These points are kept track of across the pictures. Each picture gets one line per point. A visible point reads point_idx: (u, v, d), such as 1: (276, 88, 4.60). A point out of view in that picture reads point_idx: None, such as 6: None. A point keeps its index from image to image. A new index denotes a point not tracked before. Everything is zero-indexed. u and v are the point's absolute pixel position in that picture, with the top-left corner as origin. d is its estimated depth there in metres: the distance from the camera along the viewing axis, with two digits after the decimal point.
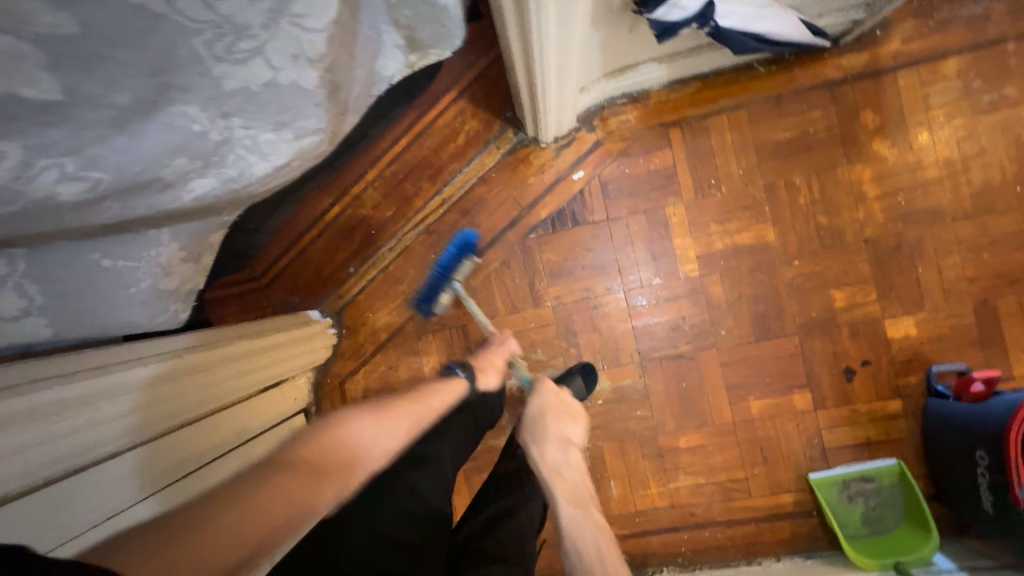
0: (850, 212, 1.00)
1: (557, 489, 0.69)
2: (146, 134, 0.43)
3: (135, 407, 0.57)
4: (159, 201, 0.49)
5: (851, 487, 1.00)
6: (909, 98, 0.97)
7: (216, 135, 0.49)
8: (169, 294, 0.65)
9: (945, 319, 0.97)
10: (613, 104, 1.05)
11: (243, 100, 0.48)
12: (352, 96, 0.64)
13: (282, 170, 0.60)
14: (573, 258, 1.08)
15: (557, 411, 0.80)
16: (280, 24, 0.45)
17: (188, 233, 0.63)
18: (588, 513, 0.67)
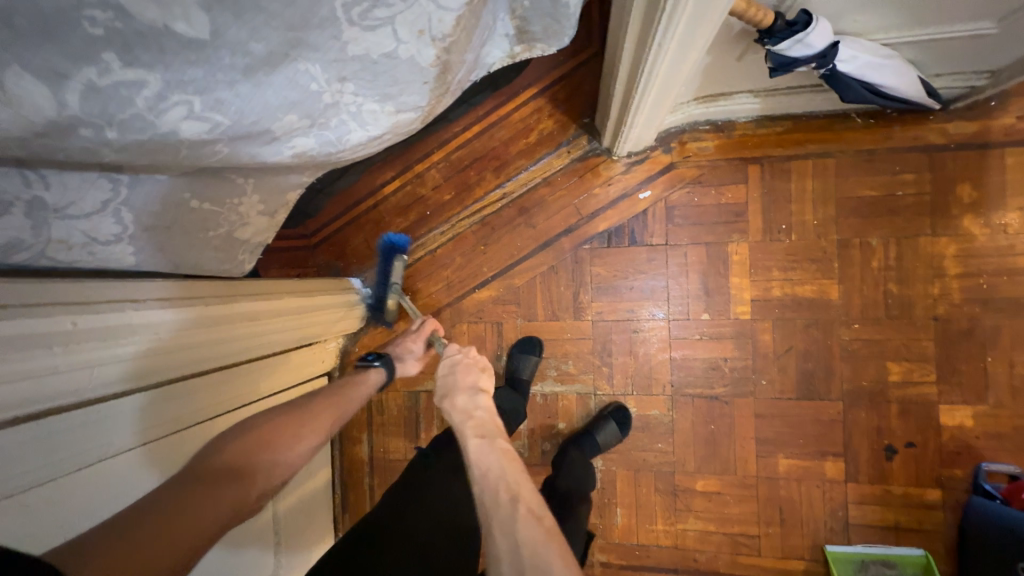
0: (924, 285, 0.94)
1: (462, 427, 0.60)
2: (269, 85, 0.46)
3: (153, 350, 0.59)
4: (260, 152, 0.52)
5: (870, 569, 0.95)
6: (1014, 178, 0.91)
7: (328, 97, 0.51)
8: (239, 244, 0.69)
9: (1007, 417, 0.91)
10: (695, 129, 1.02)
11: (360, 68, 0.50)
12: (455, 80, 0.64)
13: (374, 141, 0.62)
14: (622, 277, 1.06)
15: (470, 365, 0.69)
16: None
17: (270, 188, 0.65)
18: (491, 439, 0.59)
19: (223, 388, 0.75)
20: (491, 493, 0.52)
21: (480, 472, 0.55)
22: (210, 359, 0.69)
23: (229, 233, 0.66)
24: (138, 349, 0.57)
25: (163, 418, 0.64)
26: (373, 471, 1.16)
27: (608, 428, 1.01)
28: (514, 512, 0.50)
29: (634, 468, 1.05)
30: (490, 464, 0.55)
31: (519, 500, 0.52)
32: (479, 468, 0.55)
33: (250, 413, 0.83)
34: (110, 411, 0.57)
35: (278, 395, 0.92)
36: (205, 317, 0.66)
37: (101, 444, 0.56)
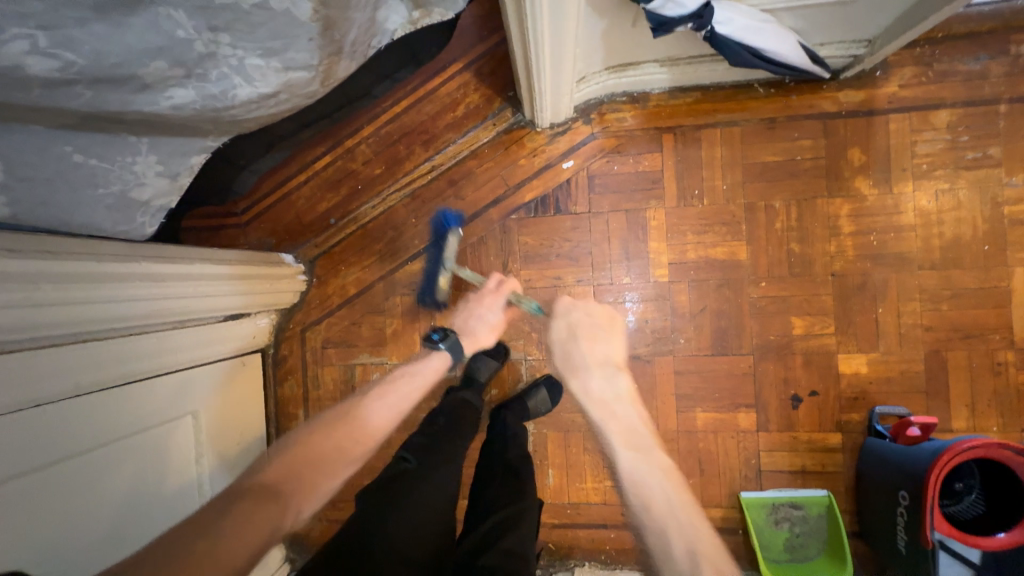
0: (822, 244, 1.01)
1: (616, 439, 0.74)
2: (129, 28, 0.46)
3: (82, 300, 0.65)
4: (133, 102, 0.52)
5: (779, 511, 1.01)
6: (897, 143, 0.99)
7: (201, 46, 0.51)
8: (139, 206, 0.66)
9: (896, 363, 0.99)
10: (613, 100, 1.06)
11: (233, 18, 0.51)
12: (348, 40, 0.63)
13: (268, 100, 0.62)
14: (550, 245, 1.09)
15: (594, 327, 0.88)
16: None
17: (169, 148, 0.63)
18: (652, 456, 0.71)
19: (155, 351, 0.79)
20: (652, 513, 0.63)
21: (634, 481, 0.67)
22: (140, 318, 0.74)
23: (122, 194, 0.63)
24: (67, 297, 0.63)
25: (90, 370, 0.68)
26: None
27: (538, 395, 1.04)
28: (675, 533, 0.61)
29: (564, 429, 1.08)
30: (648, 480, 0.67)
31: (695, 548, 0.59)
32: (636, 482, 0.67)
33: (183, 377, 0.87)
34: (15, 365, 0.59)
35: (213, 365, 0.96)
36: (133, 275, 0.72)
37: (27, 390, 0.60)
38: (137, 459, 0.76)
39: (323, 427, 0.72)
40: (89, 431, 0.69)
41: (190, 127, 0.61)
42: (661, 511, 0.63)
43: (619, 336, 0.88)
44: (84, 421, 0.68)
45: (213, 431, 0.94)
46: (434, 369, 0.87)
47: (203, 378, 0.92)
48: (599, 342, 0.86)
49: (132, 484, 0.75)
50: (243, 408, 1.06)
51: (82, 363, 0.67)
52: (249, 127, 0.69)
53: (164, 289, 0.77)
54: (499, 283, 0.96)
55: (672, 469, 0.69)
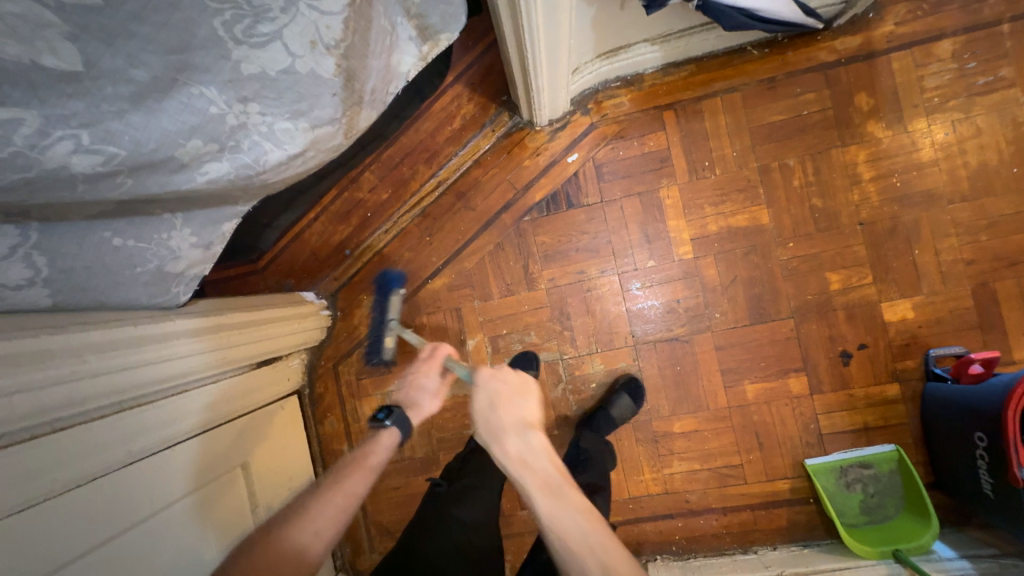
0: (844, 194, 0.99)
1: (526, 486, 0.58)
2: (163, 111, 0.46)
3: (121, 367, 0.64)
4: (171, 182, 0.51)
5: (849, 473, 0.98)
6: (903, 81, 0.97)
7: (232, 118, 0.51)
8: (173, 277, 0.67)
9: (944, 303, 0.96)
10: (607, 87, 1.06)
11: (260, 86, 0.51)
12: (368, 89, 0.64)
13: (297, 161, 0.61)
14: (567, 240, 1.08)
15: (512, 398, 0.64)
16: (298, 8, 0.50)
17: (201, 219, 0.65)
18: (566, 498, 0.57)
19: (196, 408, 0.79)
20: (577, 558, 0.54)
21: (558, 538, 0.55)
22: (178, 376, 0.74)
23: (159, 269, 0.64)
24: (108, 365, 0.62)
25: (138, 437, 0.67)
26: None
27: (620, 402, 1.01)
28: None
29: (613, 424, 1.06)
30: (570, 528, 0.55)
31: None
32: (558, 536, 0.56)
33: (225, 430, 0.86)
34: (67, 442, 0.58)
35: (253, 415, 0.95)
36: (166, 334, 0.71)
37: (82, 465, 0.59)
38: (192, 520, 0.75)
39: (290, 517, 0.66)
40: (145, 499, 0.68)
41: (224, 196, 0.62)
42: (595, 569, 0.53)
43: (536, 392, 0.66)
44: (138, 489, 0.67)
45: (261, 482, 0.93)
46: (385, 448, 0.74)
47: (244, 430, 0.91)
48: (515, 404, 0.63)
49: (188, 548, 0.73)
50: (290, 457, 1.04)
51: (130, 430, 0.66)
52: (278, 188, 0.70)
53: (198, 344, 0.77)
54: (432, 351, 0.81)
55: (594, 511, 0.57)
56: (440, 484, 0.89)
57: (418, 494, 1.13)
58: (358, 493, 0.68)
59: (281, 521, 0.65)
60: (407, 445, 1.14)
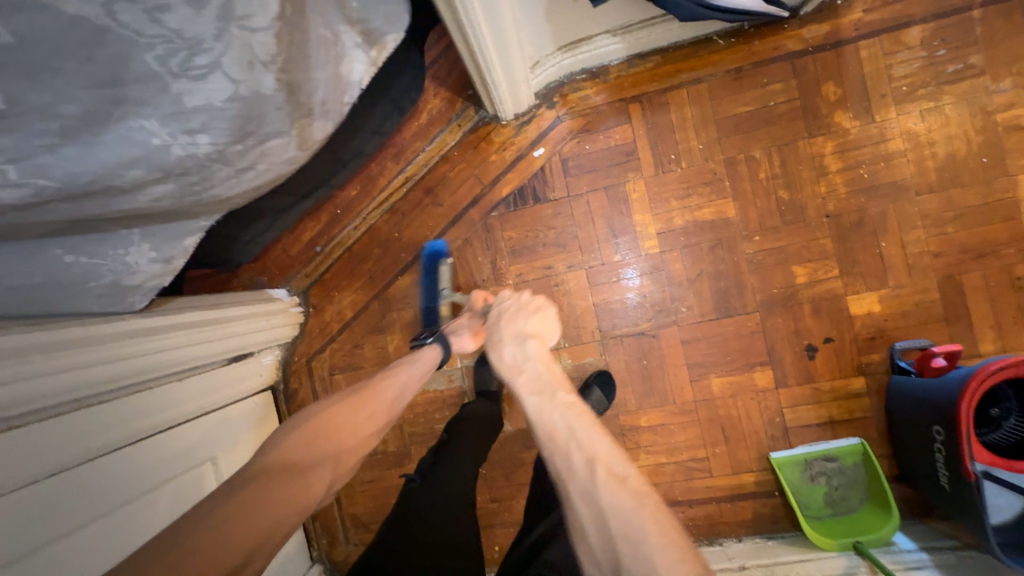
0: (810, 186, 0.98)
1: (517, 384, 0.64)
2: (101, 145, 0.44)
3: (74, 365, 0.65)
4: (113, 204, 0.50)
5: (813, 467, 0.98)
6: (871, 70, 0.95)
7: (178, 149, 0.50)
8: (129, 289, 0.66)
9: (910, 296, 0.95)
10: (573, 80, 1.05)
11: (207, 117, 0.50)
12: (317, 100, 0.64)
13: (246, 173, 0.62)
14: (534, 235, 1.08)
15: (517, 313, 0.76)
16: (230, 32, 0.46)
17: (160, 235, 0.64)
18: (553, 394, 0.60)
19: (162, 404, 0.80)
20: (562, 448, 0.53)
21: (540, 425, 0.57)
22: (139, 373, 0.75)
23: (114, 283, 0.63)
24: (60, 365, 0.63)
25: (100, 432, 0.69)
26: None
27: (593, 396, 1.01)
28: (585, 468, 0.50)
29: None
30: (556, 422, 0.56)
31: (594, 463, 0.50)
32: (543, 427, 0.56)
33: (195, 426, 0.87)
34: (18, 440, 0.59)
35: (227, 410, 0.97)
36: (124, 332, 0.72)
37: (42, 459, 0.61)
38: (159, 516, 0.76)
39: (348, 402, 0.72)
40: (107, 497, 0.69)
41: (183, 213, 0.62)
42: (577, 463, 0.51)
43: (544, 315, 0.76)
44: (104, 482, 0.69)
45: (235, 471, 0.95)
46: (428, 359, 0.83)
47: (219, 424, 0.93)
48: (519, 321, 0.74)
49: None
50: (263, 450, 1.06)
51: (88, 427, 0.68)
52: (240, 202, 0.70)
53: (159, 342, 0.78)
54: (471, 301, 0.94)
55: (577, 404, 0.59)
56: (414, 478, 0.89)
57: (391, 488, 1.14)
58: (411, 391, 0.79)
59: (347, 399, 0.72)
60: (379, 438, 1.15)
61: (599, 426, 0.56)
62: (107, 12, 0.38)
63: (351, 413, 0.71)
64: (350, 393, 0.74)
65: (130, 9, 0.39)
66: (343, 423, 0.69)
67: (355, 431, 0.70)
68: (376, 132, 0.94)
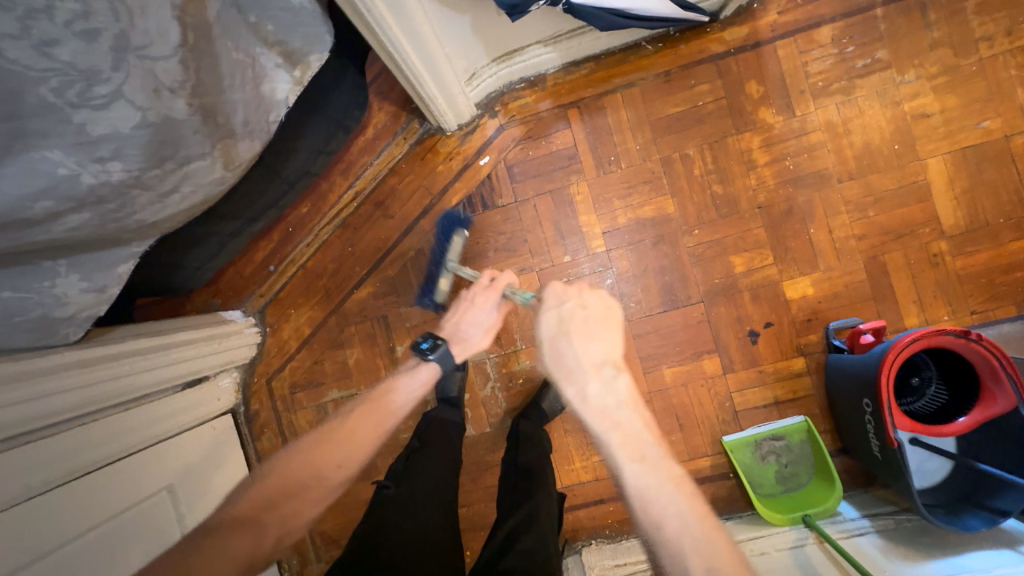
0: (741, 180, 1.03)
1: (613, 442, 0.58)
2: (4, 178, 0.45)
3: (7, 403, 0.63)
4: (28, 236, 0.50)
5: (763, 447, 1.02)
6: (789, 68, 1.01)
7: (89, 178, 0.51)
8: (62, 321, 0.65)
9: (840, 278, 1.01)
10: (512, 89, 1.08)
11: (118, 144, 0.52)
12: (238, 121, 0.65)
13: (171, 196, 0.63)
14: (485, 241, 1.10)
15: (589, 328, 0.68)
16: (129, 61, 0.49)
17: (90, 264, 0.64)
18: (657, 465, 0.56)
19: (110, 436, 0.79)
20: (678, 545, 0.51)
21: (649, 506, 0.53)
22: (79, 405, 0.74)
23: (44, 316, 0.63)
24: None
25: (43, 469, 0.68)
26: None
27: (551, 394, 1.04)
28: (704, 574, 0.49)
29: None
30: (668, 512, 0.53)
31: None
32: (649, 510, 0.53)
33: (148, 456, 0.86)
34: None
35: (185, 436, 0.96)
36: (58, 366, 0.71)
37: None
38: (118, 548, 0.75)
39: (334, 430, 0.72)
40: (60, 524, 0.68)
41: (111, 241, 0.62)
42: (695, 564, 0.49)
43: (617, 330, 0.68)
44: (54, 520, 0.67)
45: (200, 500, 0.93)
46: (423, 381, 0.81)
47: (178, 452, 0.92)
48: (591, 345, 0.67)
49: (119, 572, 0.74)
50: (227, 473, 1.05)
51: (28, 465, 0.66)
52: (174, 226, 0.70)
53: (102, 371, 0.77)
54: (494, 280, 0.90)
55: (685, 480, 0.56)
56: (387, 485, 0.89)
57: (360, 502, 1.14)
58: (404, 411, 0.76)
59: (337, 425, 0.72)
60: None
61: (709, 515, 0.54)
62: None
63: (340, 441, 0.70)
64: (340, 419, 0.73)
65: (17, 46, 0.41)
66: (329, 454, 0.69)
67: (336, 463, 0.69)
68: (320, 151, 0.94)
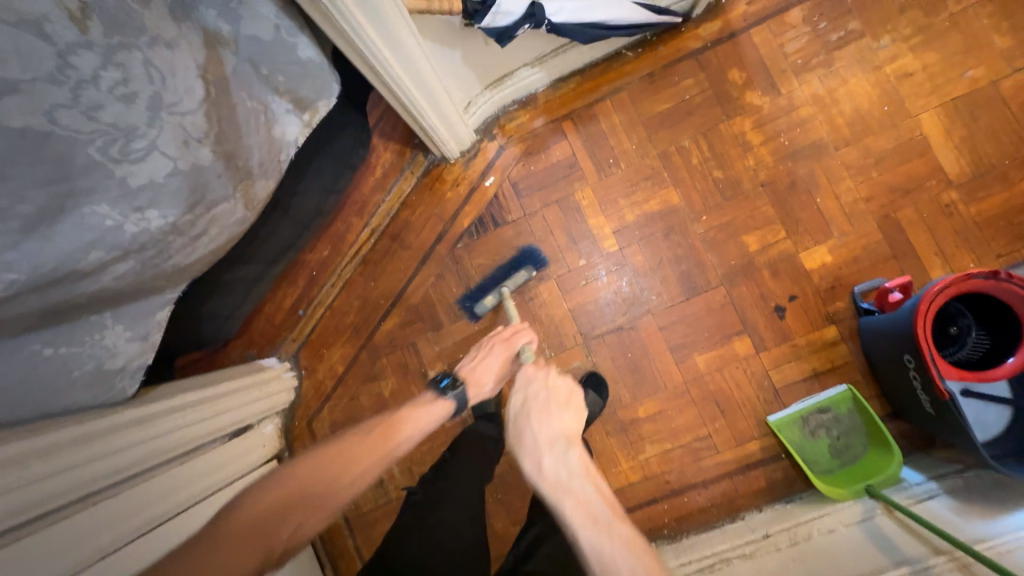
0: (740, 162, 1.05)
1: (568, 511, 0.60)
2: (58, 235, 0.50)
3: (76, 463, 0.66)
4: (80, 287, 0.55)
5: (810, 422, 1.00)
6: (767, 51, 1.05)
7: (131, 226, 0.56)
8: (115, 373, 0.70)
9: (856, 242, 1.01)
10: (507, 112, 1.14)
11: (153, 193, 0.57)
12: (255, 163, 0.70)
13: (202, 241, 0.67)
14: (501, 257, 1.14)
15: (546, 405, 0.71)
16: (161, 117, 0.56)
17: (132, 314, 0.69)
18: (612, 529, 0.59)
19: (168, 490, 0.81)
20: None
21: (604, 567, 0.56)
22: (139, 461, 0.77)
23: (98, 368, 0.67)
24: (61, 466, 0.64)
25: (112, 527, 0.70)
26: (351, 530, 1.16)
27: (587, 398, 1.03)
28: None
29: None
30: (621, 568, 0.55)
31: None
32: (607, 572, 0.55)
33: (199, 510, 0.86)
34: (35, 552, 0.58)
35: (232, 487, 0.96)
36: (117, 425, 0.74)
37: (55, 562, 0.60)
38: None
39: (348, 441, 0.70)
40: None
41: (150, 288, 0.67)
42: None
43: (577, 408, 0.72)
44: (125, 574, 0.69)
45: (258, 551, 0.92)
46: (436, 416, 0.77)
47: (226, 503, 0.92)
48: (552, 420, 0.69)
49: None
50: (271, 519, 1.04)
51: (98, 522, 0.68)
52: (203, 269, 0.74)
53: (154, 428, 0.80)
54: (512, 335, 0.85)
55: (637, 539, 0.58)
56: (416, 492, 0.92)
57: None
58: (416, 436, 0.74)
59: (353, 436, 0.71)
60: (388, 480, 1.16)
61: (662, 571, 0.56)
62: (49, 119, 0.47)
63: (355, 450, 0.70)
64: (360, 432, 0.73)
65: (69, 113, 0.48)
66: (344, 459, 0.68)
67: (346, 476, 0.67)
68: (330, 189, 1.01)
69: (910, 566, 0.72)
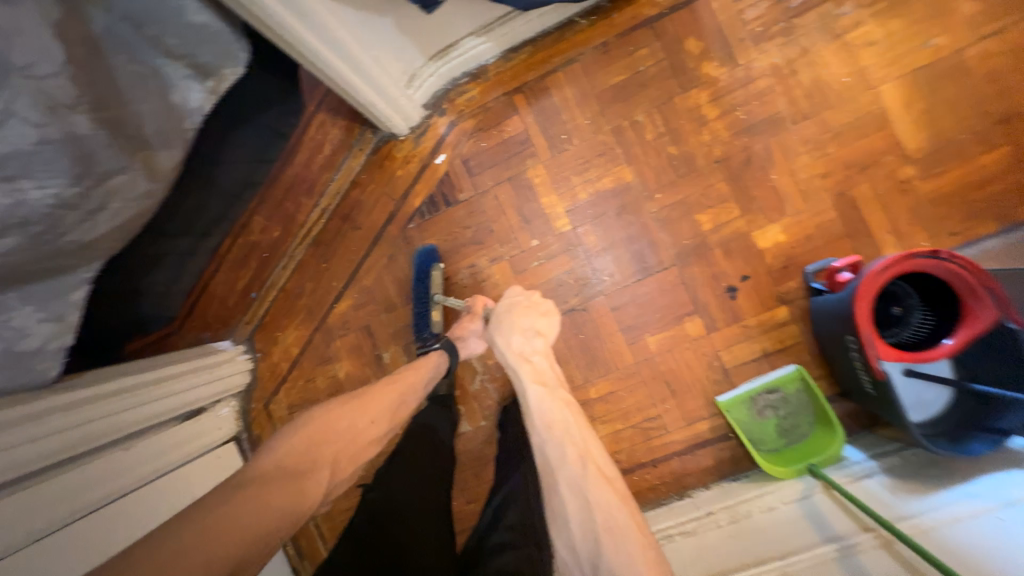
0: (695, 137, 1.02)
1: (523, 373, 0.74)
2: None
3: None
4: None
5: (758, 402, 1.00)
6: (725, 18, 1.00)
7: (3, 198, 0.54)
8: (30, 355, 0.68)
9: (811, 220, 0.99)
10: (457, 85, 1.10)
11: (22, 162, 0.54)
12: (151, 131, 0.68)
13: (101, 214, 0.66)
14: (453, 237, 1.11)
15: (523, 308, 0.83)
16: (15, 80, 0.52)
17: (42, 293, 0.67)
18: (557, 394, 0.72)
19: (109, 473, 0.81)
20: (559, 442, 0.65)
21: (541, 414, 0.68)
22: (75, 445, 0.76)
23: (8, 350, 0.65)
24: None
25: (38, 513, 0.68)
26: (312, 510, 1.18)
27: None
28: (575, 462, 0.64)
29: None
30: (555, 415, 0.68)
31: (587, 461, 0.64)
32: (544, 417, 0.68)
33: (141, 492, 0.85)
34: None
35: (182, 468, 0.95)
36: (40, 412, 0.72)
37: None
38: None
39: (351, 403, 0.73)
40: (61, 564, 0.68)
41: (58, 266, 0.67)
42: (572, 454, 0.64)
43: (554, 316, 0.84)
44: (63, 556, 0.69)
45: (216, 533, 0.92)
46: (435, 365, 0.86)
47: (173, 483, 0.91)
48: (529, 318, 0.81)
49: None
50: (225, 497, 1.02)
51: (29, 507, 0.67)
52: (116, 245, 0.73)
53: (83, 412, 0.78)
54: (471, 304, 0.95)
55: (573, 403, 0.71)
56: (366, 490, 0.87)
57: None
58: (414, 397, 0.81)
59: (345, 402, 0.73)
60: None
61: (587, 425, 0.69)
62: None
63: (349, 414, 0.71)
64: (354, 395, 0.75)
65: None
66: (340, 422, 0.69)
67: (354, 429, 0.70)
68: (261, 160, 0.98)
69: (838, 543, 0.72)
